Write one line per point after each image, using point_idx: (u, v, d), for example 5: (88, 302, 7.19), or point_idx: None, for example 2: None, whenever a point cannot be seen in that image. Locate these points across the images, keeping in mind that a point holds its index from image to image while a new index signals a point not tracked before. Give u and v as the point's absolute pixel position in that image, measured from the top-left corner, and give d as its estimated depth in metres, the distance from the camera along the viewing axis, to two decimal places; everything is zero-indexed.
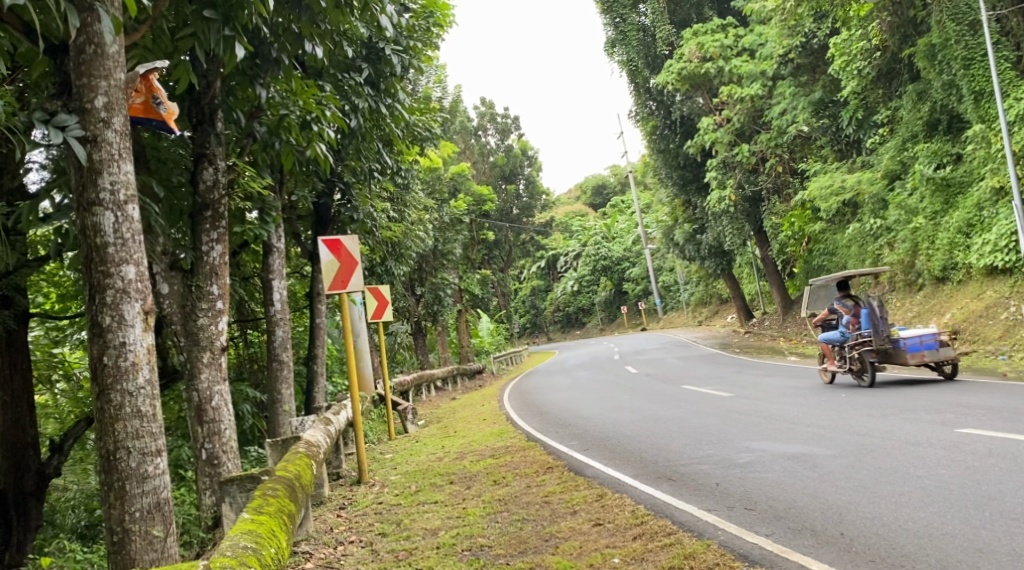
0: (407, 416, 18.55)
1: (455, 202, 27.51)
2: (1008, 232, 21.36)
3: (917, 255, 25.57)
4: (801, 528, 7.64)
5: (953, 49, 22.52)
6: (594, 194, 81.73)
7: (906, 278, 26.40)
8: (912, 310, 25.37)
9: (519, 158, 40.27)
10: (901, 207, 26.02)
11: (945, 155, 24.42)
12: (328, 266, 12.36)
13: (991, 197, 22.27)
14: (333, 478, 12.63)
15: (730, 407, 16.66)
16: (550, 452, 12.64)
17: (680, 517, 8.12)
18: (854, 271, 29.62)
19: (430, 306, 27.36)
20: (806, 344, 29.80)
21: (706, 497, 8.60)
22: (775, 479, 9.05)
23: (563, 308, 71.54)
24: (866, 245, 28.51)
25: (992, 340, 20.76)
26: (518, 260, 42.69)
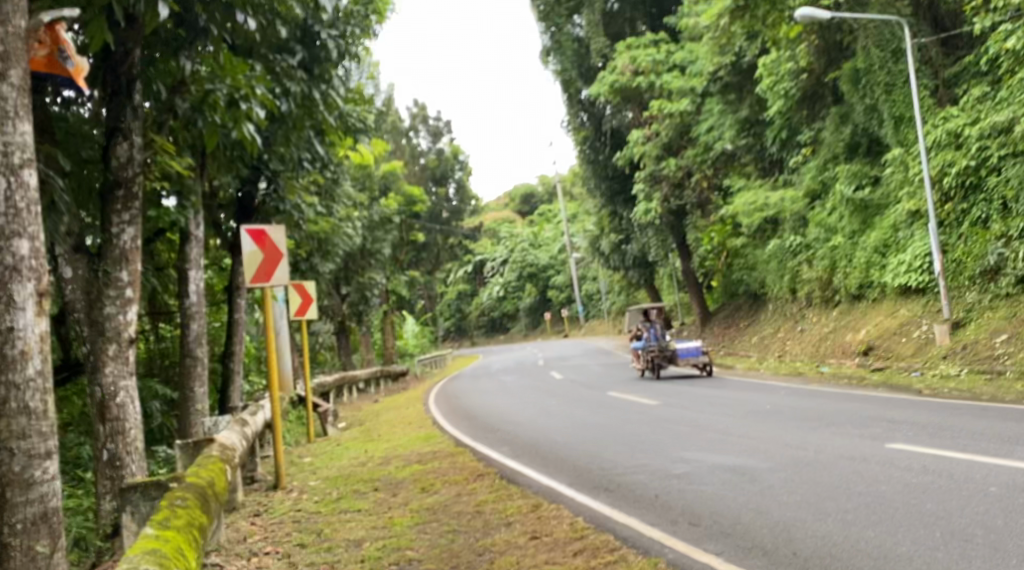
0: (327, 418, 17.84)
1: (384, 200, 26.84)
2: (921, 253, 21.60)
3: (835, 272, 25.47)
4: (753, 546, 7.24)
5: (877, 74, 22.71)
6: (523, 201, 81.44)
7: (823, 295, 26.21)
8: (828, 326, 25.27)
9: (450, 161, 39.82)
10: (821, 226, 26.11)
11: (864, 176, 24.46)
12: (250, 257, 11.66)
13: (905, 219, 22.64)
14: (246, 481, 11.94)
15: (658, 416, 16.32)
16: (478, 458, 12.11)
17: (623, 533, 7.68)
18: (772, 286, 29.61)
19: (353, 307, 26.46)
20: (723, 355, 29.50)
21: (646, 510, 8.18)
22: (716, 492, 8.67)
23: (488, 313, 71.03)
24: (786, 260, 28.53)
25: (905, 357, 20.77)
26: (445, 263, 42.05)
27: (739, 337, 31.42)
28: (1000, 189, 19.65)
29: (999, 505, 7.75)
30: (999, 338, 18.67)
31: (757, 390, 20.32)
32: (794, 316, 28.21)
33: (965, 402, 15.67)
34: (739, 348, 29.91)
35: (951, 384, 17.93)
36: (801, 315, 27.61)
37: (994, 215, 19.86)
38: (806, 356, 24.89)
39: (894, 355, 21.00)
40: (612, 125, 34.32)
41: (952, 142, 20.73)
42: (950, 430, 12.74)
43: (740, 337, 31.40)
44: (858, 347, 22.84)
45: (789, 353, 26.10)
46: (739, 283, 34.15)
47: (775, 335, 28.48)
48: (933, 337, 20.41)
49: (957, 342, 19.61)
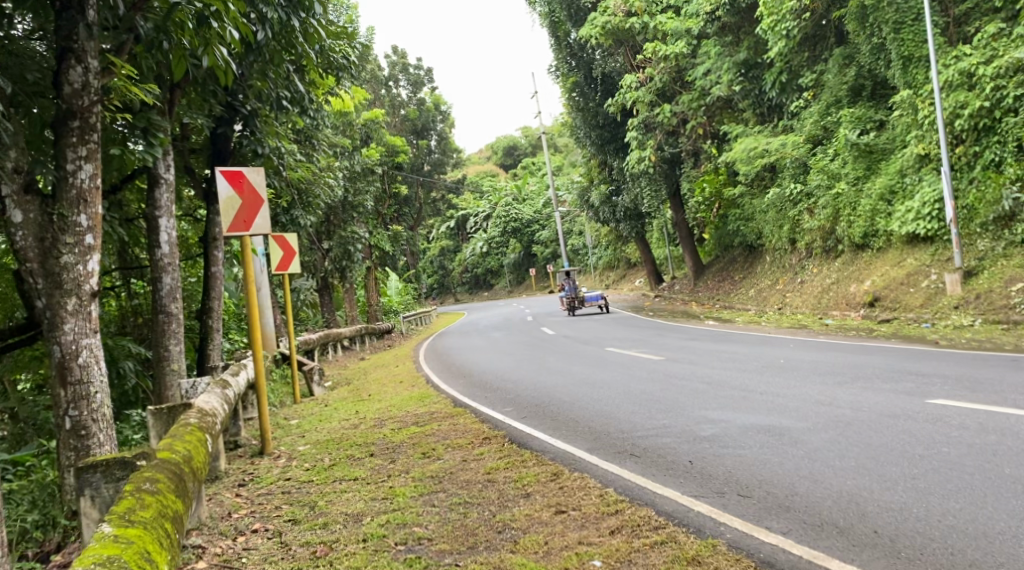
0: (313, 376, 16.83)
1: (367, 150, 25.89)
2: (931, 199, 20.53)
3: (838, 221, 24.49)
4: (823, 524, 6.71)
5: (885, 12, 21.57)
6: (504, 154, 79.92)
7: (823, 244, 25.29)
8: (830, 277, 24.36)
9: (431, 112, 38.44)
10: (822, 172, 24.99)
11: (868, 121, 23.66)
12: (227, 203, 10.62)
13: (914, 163, 21.52)
14: (228, 448, 11.00)
15: (667, 372, 15.39)
16: (481, 419, 11.21)
17: (671, 513, 6.94)
18: (770, 237, 28.46)
19: (338, 261, 25.17)
20: (721, 309, 28.49)
21: (685, 479, 7.44)
22: (754, 456, 7.88)
23: (471, 269, 69.81)
24: (784, 210, 27.42)
25: (913, 307, 19.92)
26: (427, 218, 40.78)
27: (736, 290, 30.32)
28: (1016, 130, 18.52)
29: None
30: (1014, 287, 17.88)
31: (762, 343, 19.48)
32: (793, 267, 27.22)
33: (987, 353, 14.89)
34: (734, 301, 28.86)
35: (964, 335, 17.15)
36: (800, 267, 26.58)
37: (1008, 156, 18.75)
38: (808, 308, 24.02)
39: (903, 307, 20.13)
40: (603, 70, 33.04)
41: (964, 83, 19.35)
42: (986, 385, 11.92)
43: (737, 290, 30.33)
44: (863, 298, 21.94)
45: (789, 306, 25.08)
46: (731, 235, 32.96)
47: (773, 287, 27.60)
48: (945, 287, 19.52)
49: (970, 292, 18.77)
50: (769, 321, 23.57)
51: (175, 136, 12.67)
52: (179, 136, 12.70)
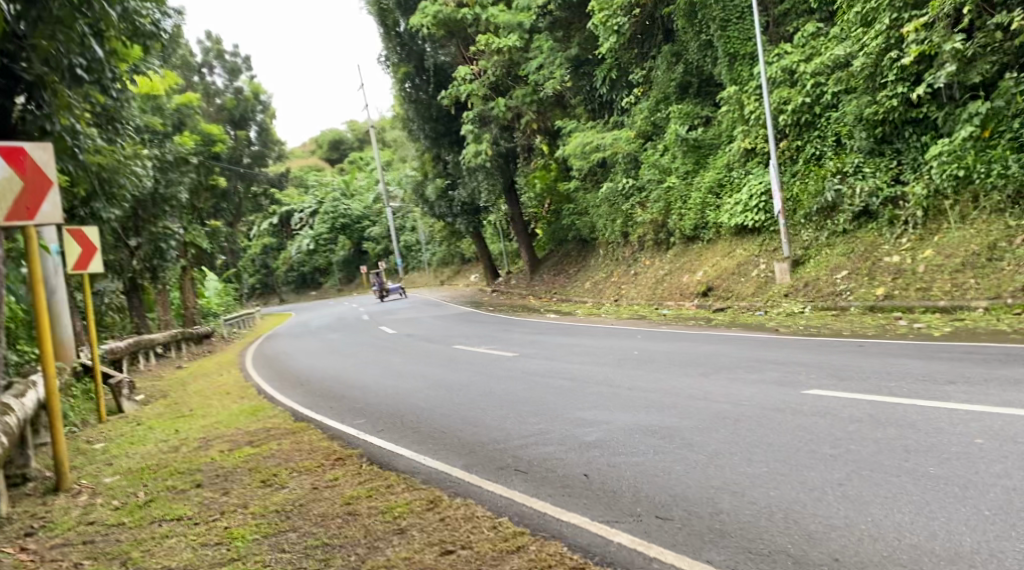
0: (122, 390, 15.05)
1: (179, 138, 23.79)
2: (759, 191, 20.05)
3: (669, 214, 23.37)
4: (768, 550, 6.17)
5: (710, 10, 21.33)
6: (331, 149, 77.78)
7: (655, 237, 24.19)
8: (662, 269, 23.25)
9: (251, 103, 36.23)
10: (653, 167, 23.89)
11: (695, 117, 23.11)
12: (5, 184, 9.07)
13: (739, 158, 21.19)
14: (13, 483, 9.30)
15: (522, 370, 14.35)
16: (329, 435, 9.98)
17: (594, 552, 6.22)
18: (602, 231, 27.39)
19: (148, 261, 23.21)
20: (559, 301, 27.62)
21: (589, 501, 6.76)
22: (654, 463, 7.23)
23: (297, 268, 67.09)
24: (616, 204, 26.12)
25: (744, 296, 18.90)
26: (248, 214, 38.45)
27: (573, 282, 29.42)
28: (835, 124, 17.77)
29: (999, 483, 6.67)
30: (839, 275, 16.46)
31: (609, 335, 18.73)
32: (626, 260, 26.04)
33: (843, 328, 14.40)
34: (571, 295, 27.79)
35: (805, 321, 15.45)
36: (633, 259, 25.49)
37: (828, 151, 17.85)
38: (642, 299, 22.68)
39: (732, 297, 19.15)
40: (433, 63, 31.82)
41: (787, 80, 18.52)
42: (852, 369, 11.09)
43: (574, 282, 29.38)
44: (696, 288, 20.75)
45: (625, 297, 23.79)
46: (565, 228, 32.06)
47: (607, 280, 26.35)
48: (774, 277, 18.62)
49: (799, 280, 17.22)
50: (607, 313, 22.51)
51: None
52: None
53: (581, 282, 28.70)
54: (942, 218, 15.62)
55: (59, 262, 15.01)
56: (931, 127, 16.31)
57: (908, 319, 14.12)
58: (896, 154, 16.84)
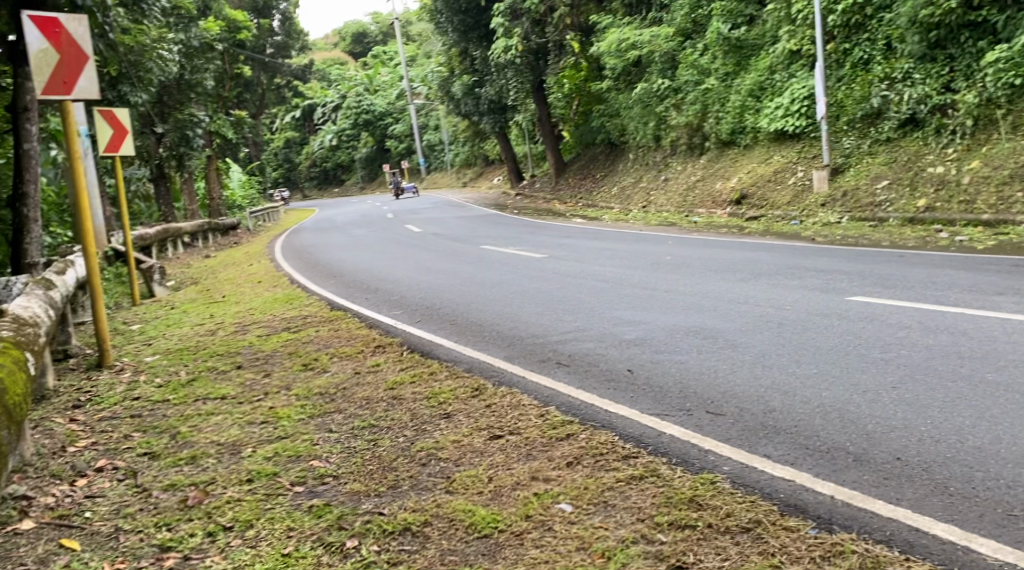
0: (154, 275, 15.11)
1: (205, 23, 23.36)
2: (802, 95, 19.58)
3: (706, 118, 22.90)
4: (825, 447, 5.90)
5: None
6: (354, 43, 76.68)
7: (689, 141, 23.79)
8: (694, 175, 22.82)
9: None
10: (691, 68, 23.65)
11: (739, 15, 22.66)
12: (42, 58, 8.90)
13: (783, 60, 20.67)
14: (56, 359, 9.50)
15: (554, 270, 14.25)
16: (366, 324, 10.01)
17: (644, 441, 6.03)
18: (634, 134, 26.88)
19: (174, 148, 22.78)
20: (584, 207, 27.34)
21: (636, 394, 6.68)
22: (700, 363, 7.17)
23: (319, 163, 66.84)
24: (650, 104, 25.58)
25: (781, 205, 18.44)
26: (272, 106, 38.08)
27: (600, 187, 29.07)
28: (886, 28, 17.46)
29: None
30: (879, 185, 16.20)
31: (640, 240, 18.54)
32: (657, 164, 25.53)
33: (883, 241, 14.13)
34: (598, 200, 27.52)
35: (840, 231, 15.29)
36: (664, 165, 24.98)
37: (878, 55, 17.65)
38: (673, 206, 22.33)
39: (769, 206, 18.66)
40: None
41: None
42: (893, 277, 10.95)
43: (601, 188, 29.00)
44: (729, 196, 20.43)
45: (653, 205, 23.45)
46: (594, 132, 31.47)
47: (635, 186, 25.92)
48: (811, 185, 18.13)
49: (837, 189, 17.01)
50: (636, 219, 22.23)
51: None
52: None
53: (609, 187, 28.35)
54: (991, 127, 15.14)
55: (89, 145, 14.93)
56: (989, 33, 15.78)
57: (950, 231, 13.90)
58: (949, 60, 16.30)
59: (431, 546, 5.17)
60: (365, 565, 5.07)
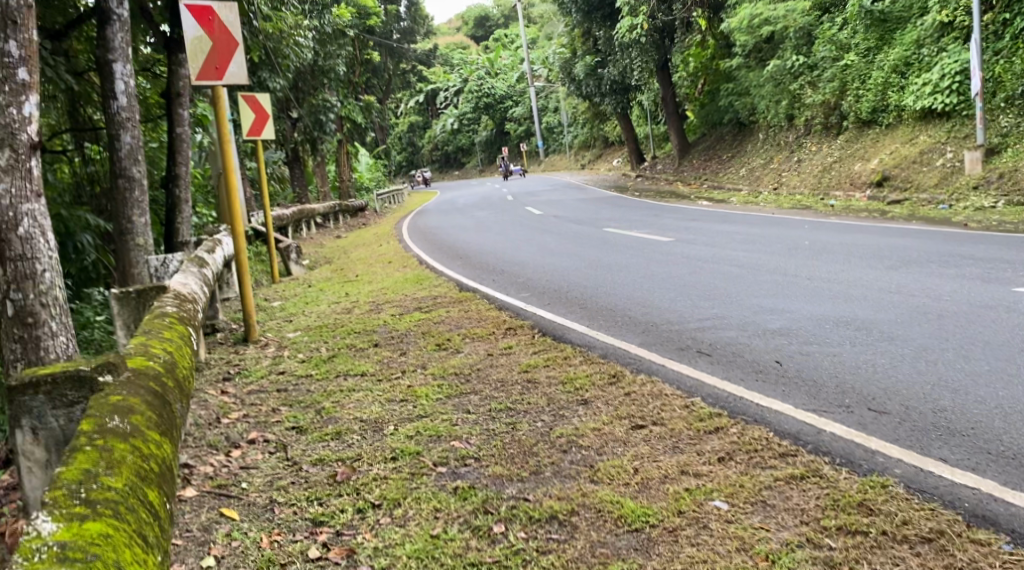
0: (290, 254, 15.45)
1: (337, 10, 23.72)
2: (954, 71, 18.42)
3: (845, 95, 22.40)
4: (1006, 452, 5.49)
5: None
6: (476, 27, 77.13)
7: (824, 120, 23.16)
8: (830, 155, 22.23)
9: None
10: (829, 43, 22.92)
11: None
12: (196, 45, 9.39)
13: (933, 32, 19.56)
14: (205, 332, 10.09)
15: (685, 255, 13.98)
16: (496, 306, 9.99)
17: (804, 440, 5.74)
18: (765, 114, 26.47)
19: (308, 133, 23.62)
20: (711, 189, 26.81)
21: (788, 388, 6.39)
22: (854, 356, 6.84)
23: (441, 146, 67.55)
24: (783, 83, 25.27)
25: (926, 188, 17.76)
26: (396, 91, 38.59)
27: (727, 169, 28.45)
28: None
29: None
30: None
31: (771, 224, 18.05)
32: (789, 145, 24.95)
33: None
34: (725, 182, 26.99)
35: (993, 217, 14.55)
36: (797, 145, 24.35)
37: None
38: (807, 188, 21.96)
39: (915, 188, 18.03)
40: None
41: None
42: None
43: (728, 170, 28.37)
44: (870, 177, 19.85)
45: (785, 187, 22.96)
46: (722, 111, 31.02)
47: (766, 166, 25.50)
48: (962, 167, 17.32)
49: (990, 171, 16.31)
50: (767, 202, 21.72)
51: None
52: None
53: (736, 169, 27.70)
54: None
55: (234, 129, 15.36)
56: None
57: None
58: None
59: (581, 537, 5.01)
60: (514, 551, 4.95)
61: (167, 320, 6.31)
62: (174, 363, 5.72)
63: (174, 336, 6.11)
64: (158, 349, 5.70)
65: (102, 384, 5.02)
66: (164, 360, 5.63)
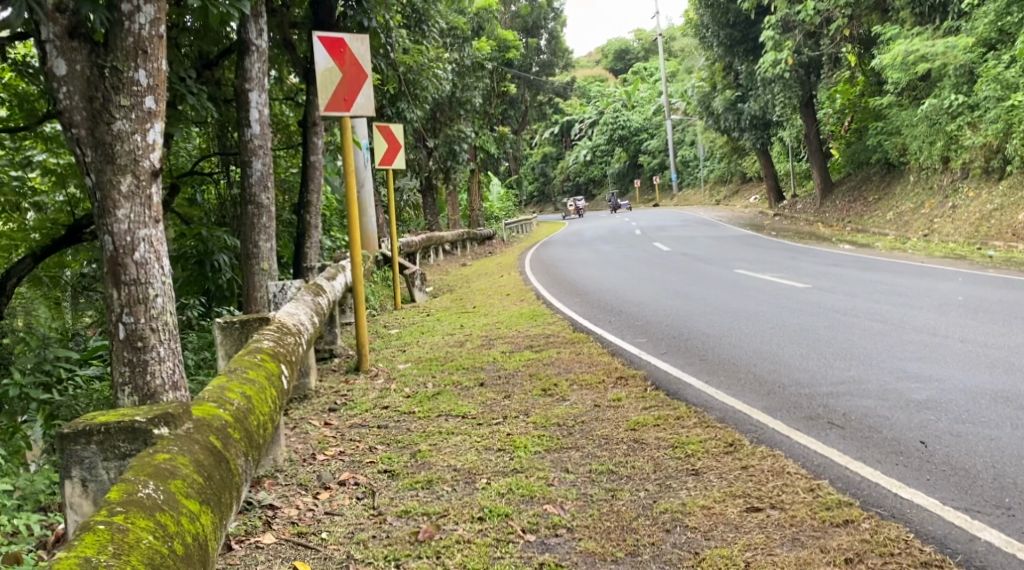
0: (415, 281, 15.30)
1: (477, 42, 23.79)
2: None
3: (1008, 138, 20.89)
4: None
5: None
6: (616, 60, 77.09)
7: (985, 164, 21.97)
8: (990, 203, 21.20)
9: (544, 11, 34.88)
10: (993, 82, 21.04)
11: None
12: (326, 76, 9.25)
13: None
14: (322, 357, 9.97)
15: (820, 305, 13.21)
16: (610, 350, 9.53)
17: (952, 548, 4.99)
18: (916, 155, 25.35)
19: (442, 161, 23.58)
20: (852, 233, 25.74)
21: (934, 477, 5.61)
22: (1014, 441, 6.01)
23: (573, 177, 67.55)
24: (939, 123, 23.76)
25: None
26: (531, 122, 38.66)
27: (870, 212, 27.32)
28: None
29: None
30: None
31: (917, 275, 16.98)
32: (943, 188, 23.96)
33: None
34: (869, 226, 25.90)
35: None
36: (952, 189, 23.33)
37: None
38: (961, 237, 21.09)
39: None
40: None
41: None
42: None
43: (871, 213, 27.21)
44: None
45: (938, 234, 22.15)
46: (868, 151, 29.84)
47: (917, 212, 24.49)
48: None
49: None
50: (915, 249, 20.77)
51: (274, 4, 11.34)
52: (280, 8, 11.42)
53: (881, 213, 26.52)
54: None
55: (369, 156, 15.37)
56: None
57: None
58: None
59: None
60: None
61: (257, 359, 6.10)
62: (250, 412, 5.52)
63: (259, 378, 5.90)
64: (234, 394, 5.53)
65: (156, 437, 4.98)
66: (240, 408, 5.46)
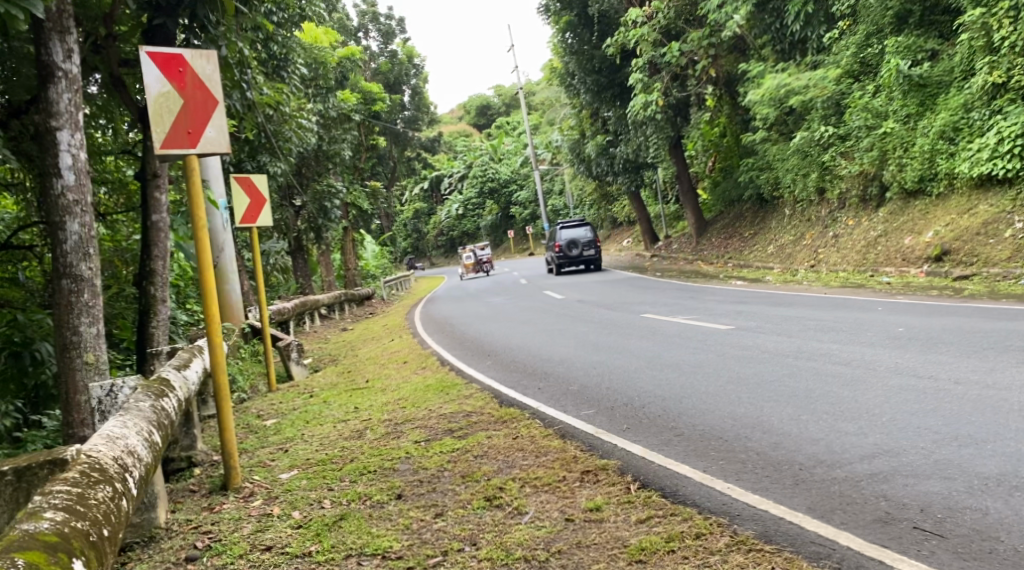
0: (290, 354, 12.99)
1: (340, 93, 21.75)
2: (1011, 134, 15.94)
3: (885, 165, 19.67)
4: None
5: None
6: (478, 115, 76.12)
7: (862, 192, 20.81)
8: (873, 230, 19.87)
9: (405, 66, 33.16)
10: (863, 111, 20.10)
11: (918, 51, 18.88)
12: (160, 102, 7.17)
13: (983, 95, 16.80)
14: (177, 470, 7.67)
15: (760, 348, 11.51)
16: (557, 431, 7.56)
17: None
18: (791, 186, 23.85)
19: (311, 221, 21.39)
20: (737, 268, 24.49)
21: None
22: None
23: (445, 232, 65.86)
24: (809, 155, 22.59)
25: (997, 261, 15.73)
26: (399, 177, 36.70)
27: (750, 245, 26.12)
28: None
29: None
30: None
31: (830, 308, 15.48)
32: (822, 220, 22.59)
33: None
34: (751, 260, 24.74)
35: None
36: (831, 219, 22.02)
37: None
38: (851, 265, 19.74)
39: (981, 264, 15.95)
40: (598, 9, 27.72)
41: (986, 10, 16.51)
42: None
43: (751, 245, 26.10)
44: (925, 251, 17.63)
45: (824, 263, 20.86)
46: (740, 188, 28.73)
47: (798, 243, 23.12)
48: None
49: None
50: (810, 281, 19.52)
51: (95, 34, 9.14)
52: (103, 38, 9.15)
53: (762, 245, 25.26)
54: None
55: (228, 217, 13.08)
56: None
57: None
58: None
59: None
60: None
61: None
62: None
63: None
64: None
65: None
66: None
